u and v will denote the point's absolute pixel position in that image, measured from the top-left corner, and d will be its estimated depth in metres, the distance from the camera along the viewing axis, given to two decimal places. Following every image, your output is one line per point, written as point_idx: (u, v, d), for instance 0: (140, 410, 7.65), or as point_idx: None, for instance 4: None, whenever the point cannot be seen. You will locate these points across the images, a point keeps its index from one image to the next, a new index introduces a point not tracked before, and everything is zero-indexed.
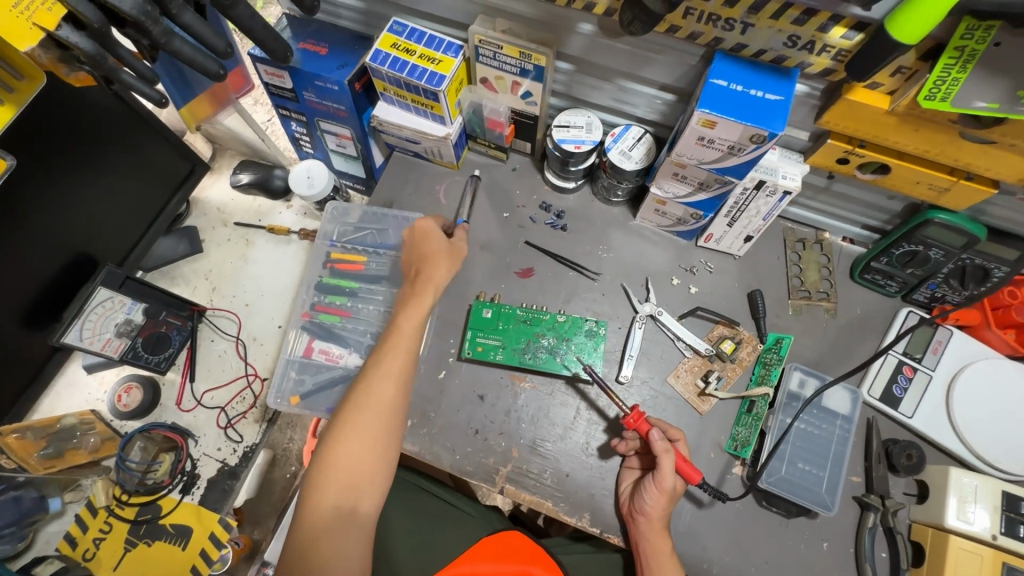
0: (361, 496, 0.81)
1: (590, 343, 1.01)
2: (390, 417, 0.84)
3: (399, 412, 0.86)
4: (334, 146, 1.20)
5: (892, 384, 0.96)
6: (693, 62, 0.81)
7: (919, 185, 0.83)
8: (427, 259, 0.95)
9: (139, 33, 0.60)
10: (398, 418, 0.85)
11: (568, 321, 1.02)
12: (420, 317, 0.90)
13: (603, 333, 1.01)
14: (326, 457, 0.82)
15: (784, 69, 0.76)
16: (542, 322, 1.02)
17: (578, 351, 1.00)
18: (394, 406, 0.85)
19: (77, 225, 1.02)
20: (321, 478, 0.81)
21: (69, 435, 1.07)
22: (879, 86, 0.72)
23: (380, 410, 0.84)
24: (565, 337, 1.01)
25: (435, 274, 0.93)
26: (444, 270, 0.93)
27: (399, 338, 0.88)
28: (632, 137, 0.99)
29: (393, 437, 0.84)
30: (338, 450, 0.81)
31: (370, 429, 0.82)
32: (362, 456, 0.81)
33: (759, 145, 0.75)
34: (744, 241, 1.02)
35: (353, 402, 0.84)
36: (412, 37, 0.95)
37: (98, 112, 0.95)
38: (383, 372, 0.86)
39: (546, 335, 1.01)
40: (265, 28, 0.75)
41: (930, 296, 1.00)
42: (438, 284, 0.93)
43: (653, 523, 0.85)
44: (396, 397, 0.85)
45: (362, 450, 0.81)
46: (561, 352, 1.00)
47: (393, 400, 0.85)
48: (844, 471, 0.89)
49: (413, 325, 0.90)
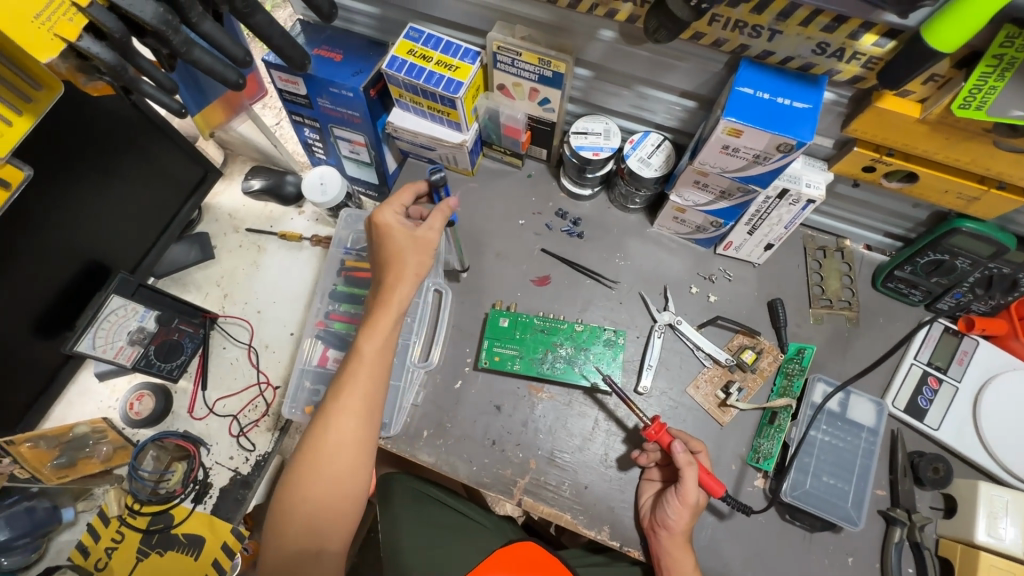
0: (328, 534, 0.80)
1: (609, 351, 0.99)
2: (354, 453, 0.81)
3: (365, 445, 0.83)
4: (347, 153, 1.19)
5: (917, 395, 0.94)
6: (716, 69, 0.80)
7: (947, 194, 0.81)
8: (388, 263, 0.85)
9: (159, 42, 0.59)
10: (363, 452, 0.82)
11: (585, 330, 1.01)
12: (384, 343, 0.85)
13: (622, 343, 1.00)
14: (290, 497, 0.80)
15: (811, 76, 0.74)
16: (560, 331, 1.01)
17: (596, 360, 0.99)
18: (359, 441, 0.82)
19: (89, 232, 1.01)
20: (284, 518, 0.80)
21: (82, 444, 1.07)
22: (910, 94, 0.70)
23: (342, 446, 0.80)
24: (583, 346, 1.00)
25: (394, 295, 0.84)
26: (406, 287, 0.85)
27: (359, 368, 0.83)
28: (651, 144, 0.97)
29: (359, 472, 0.82)
30: (300, 492, 0.79)
31: (332, 468, 0.80)
32: (327, 495, 0.80)
33: (785, 154, 0.74)
34: (764, 249, 1.00)
35: (314, 440, 0.81)
36: (428, 43, 0.94)
37: (113, 119, 0.95)
38: (343, 407, 0.81)
39: (563, 345, 1.00)
40: (285, 37, 0.74)
41: (954, 305, 0.98)
42: (400, 304, 0.85)
43: (675, 537, 0.84)
44: (360, 430, 0.82)
45: (325, 491, 0.80)
46: (578, 362, 0.99)
47: (356, 436, 0.81)
48: (870, 485, 0.88)
49: (376, 354, 0.84)
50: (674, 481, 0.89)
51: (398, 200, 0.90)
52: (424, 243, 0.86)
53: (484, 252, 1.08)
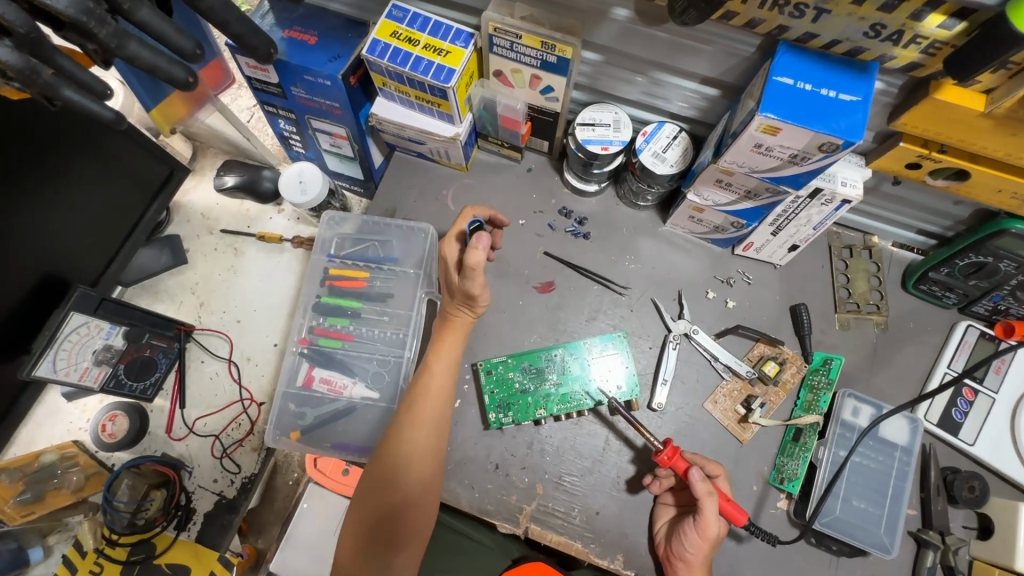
0: (400, 534, 0.78)
1: (502, 399, 0.91)
2: (423, 456, 0.80)
3: (433, 450, 0.81)
4: (328, 146, 1.07)
5: (951, 407, 0.88)
6: (746, 53, 0.70)
7: (1001, 194, 0.73)
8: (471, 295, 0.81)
9: (82, 36, 0.47)
10: (431, 457, 0.81)
11: (511, 420, 0.89)
12: (452, 361, 0.86)
13: (490, 412, 0.90)
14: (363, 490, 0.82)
15: (860, 63, 0.64)
16: (558, 407, 0.90)
17: (531, 363, 0.92)
18: (431, 446, 0.81)
19: (35, 243, 0.90)
20: (358, 510, 0.82)
21: (49, 475, 0.99)
22: (976, 85, 0.60)
23: (415, 456, 0.80)
24: (523, 400, 0.90)
25: (459, 315, 0.87)
26: (468, 313, 0.86)
27: (431, 381, 0.84)
28: (666, 136, 0.87)
29: (427, 477, 0.80)
30: (373, 486, 0.81)
31: (401, 467, 0.80)
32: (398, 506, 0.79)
33: (828, 154, 0.65)
34: (789, 250, 0.92)
35: (387, 451, 0.81)
36: (415, 23, 0.82)
37: (56, 119, 0.84)
38: (415, 417, 0.81)
39: (532, 385, 0.91)
40: (243, 20, 0.62)
41: (992, 308, 0.91)
42: (465, 325, 0.87)
43: (692, 572, 0.78)
44: (429, 431, 0.81)
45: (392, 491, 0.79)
46: (539, 377, 0.91)
47: (428, 446, 0.81)
48: (904, 509, 0.82)
49: (445, 361, 0.85)
50: (690, 509, 0.83)
51: (450, 251, 0.86)
52: (472, 298, 0.82)
53: None
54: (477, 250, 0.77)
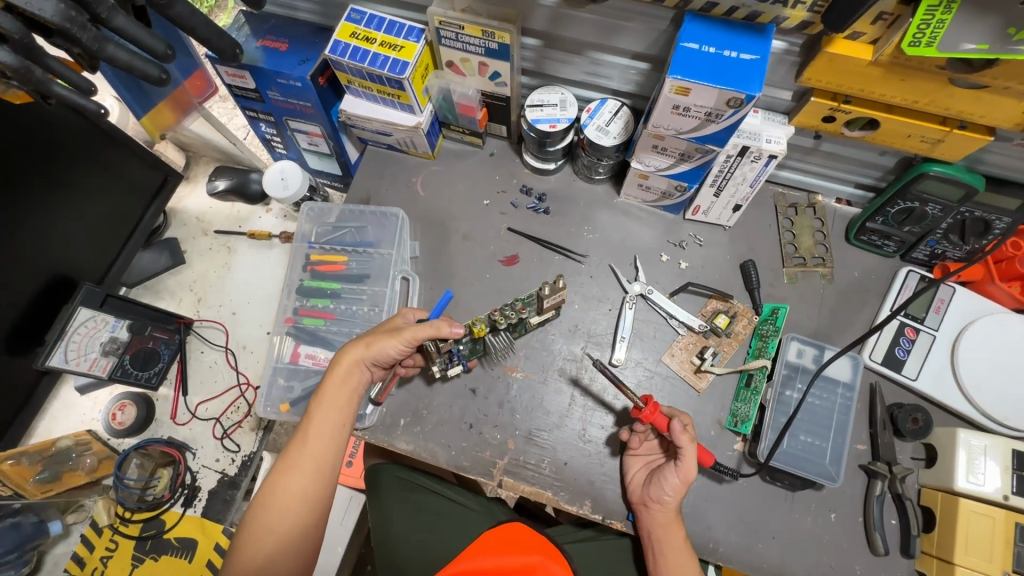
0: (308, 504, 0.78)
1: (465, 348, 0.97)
2: (329, 459, 0.81)
3: (339, 433, 0.82)
4: (306, 145, 1.17)
5: (894, 346, 0.93)
6: (663, 26, 0.77)
7: (911, 138, 0.79)
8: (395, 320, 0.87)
9: (67, 41, 0.56)
10: (341, 433, 0.82)
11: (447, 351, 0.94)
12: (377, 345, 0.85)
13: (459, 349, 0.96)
14: (259, 515, 0.76)
15: (758, 25, 0.71)
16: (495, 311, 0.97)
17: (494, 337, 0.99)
18: (342, 408, 0.83)
19: (45, 245, 0.99)
20: (255, 543, 0.74)
21: (65, 458, 1.06)
22: (861, 36, 0.68)
23: (333, 414, 0.82)
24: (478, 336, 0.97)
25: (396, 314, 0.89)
26: (395, 340, 0.84)
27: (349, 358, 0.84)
28: (608, 111, 0.94)
29: (332, 448, 0.81)
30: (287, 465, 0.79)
31: (320, 423, 0.82)
32: (310, 455, 0.79)
33: (736, 109, 0.72)
34: (733, 211, 0.99)
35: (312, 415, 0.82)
36: (371, 24, 0.91)
37: (61, 129, 0.94)
38: (337, 383, 0.84)
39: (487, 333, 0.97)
40: (209, 25, 0.69)
41: (930, 253, 0.96)
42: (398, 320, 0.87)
43: (668, 513, 0.83)
44: (336, 439, 0.82)
45: (303, 462, 0.79)
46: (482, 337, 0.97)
47: (342, 409, 0.83)
48: (848, 440, 0.87)
49: (363, 350, 0.85)
50: (672, 456, 0.88)
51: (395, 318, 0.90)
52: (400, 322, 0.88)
53: (451, 234, 1.06)
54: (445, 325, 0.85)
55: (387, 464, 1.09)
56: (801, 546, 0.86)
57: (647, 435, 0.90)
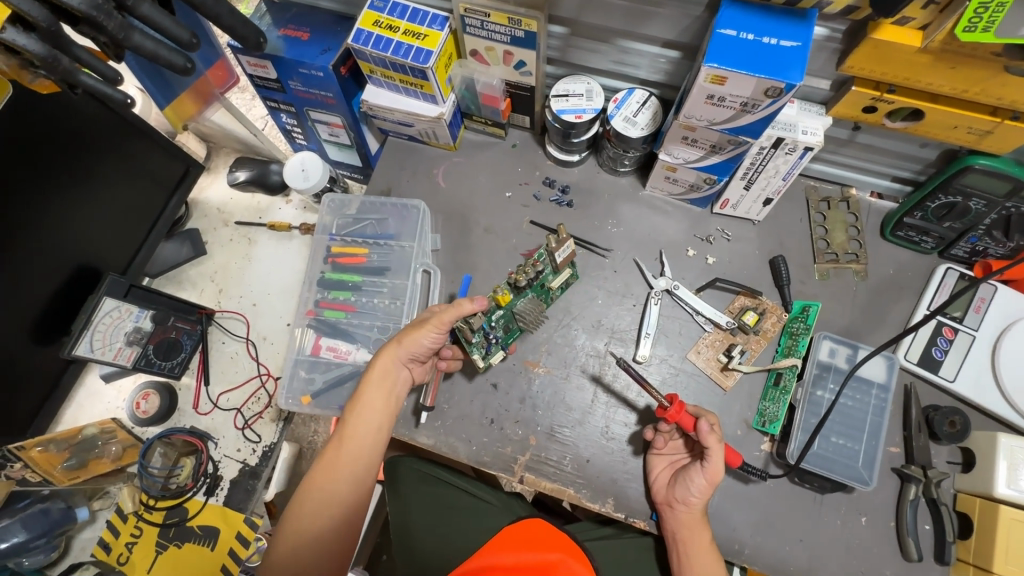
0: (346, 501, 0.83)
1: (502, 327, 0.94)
2: (366, 458, 0.84)
3: (377, 434, 0.86)
4: (326, 136, 1.17)
5: (931, 347, 0.90)
6: (697, 12, 0.75)
7: (956, 130, 0.75)
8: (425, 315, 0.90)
9: (95, 29, 0.55)
10: (378, 433, 0.86)
11: (483, 335, 0.92)
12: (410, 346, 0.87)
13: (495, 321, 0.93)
14: (300, 509, 0.81)
15: (800, 11, 0.68)
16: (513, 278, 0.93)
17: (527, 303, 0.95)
18: (380, 411, 0.87)
19: (71, 234, 1.00)
20: (295, 531, 0.80)
21: (91, 445, 1.09)
22: (910, 21, 0.64)
23: (370, 416, 0.86)
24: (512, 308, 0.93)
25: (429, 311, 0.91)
26: (425, 333, 0.87)
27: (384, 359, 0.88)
28: (636, 102, 0.92)
29: (370, 448, 0.85)
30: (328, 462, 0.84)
31: (358, 424, 0.85)
32: (348, 455, 0.84)
33: (774, 99, 0.69)
34: (763, 204, 0.96)
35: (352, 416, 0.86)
36: (394, 12, 0.89)
37: (83, 117, 0.93)
38: (375, 385, 0.87)
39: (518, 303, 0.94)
40: (234, 15, 0.68)
41: (970, 250, 0.92)
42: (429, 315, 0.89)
43: (693, 514, 0.81)
44: (373, 440, 0.86)
45: (342, 461, 0.84)
46: (512, 313, 0.93)
47: (378, 410, 0.87)
48: (882, 444, 0.85)
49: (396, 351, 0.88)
50: (698, 457, 0.87)
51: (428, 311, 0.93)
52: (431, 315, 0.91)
53: (472, 227, 1.04)
54: (467, 303, 0.86)
55: (407, 457, 1.08)
56: (829, 550, 0.84)
57: (671, 435, 0.89)
